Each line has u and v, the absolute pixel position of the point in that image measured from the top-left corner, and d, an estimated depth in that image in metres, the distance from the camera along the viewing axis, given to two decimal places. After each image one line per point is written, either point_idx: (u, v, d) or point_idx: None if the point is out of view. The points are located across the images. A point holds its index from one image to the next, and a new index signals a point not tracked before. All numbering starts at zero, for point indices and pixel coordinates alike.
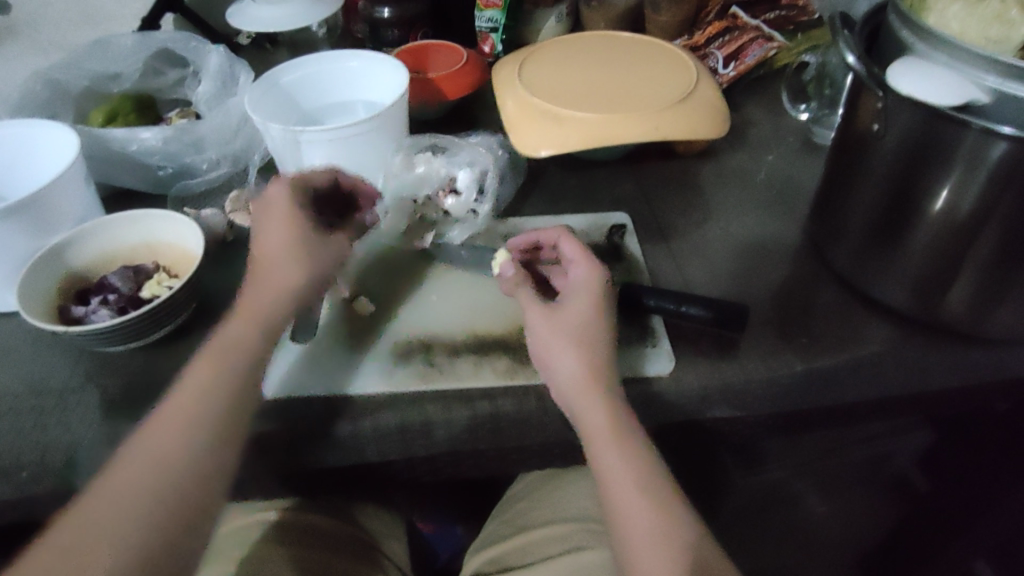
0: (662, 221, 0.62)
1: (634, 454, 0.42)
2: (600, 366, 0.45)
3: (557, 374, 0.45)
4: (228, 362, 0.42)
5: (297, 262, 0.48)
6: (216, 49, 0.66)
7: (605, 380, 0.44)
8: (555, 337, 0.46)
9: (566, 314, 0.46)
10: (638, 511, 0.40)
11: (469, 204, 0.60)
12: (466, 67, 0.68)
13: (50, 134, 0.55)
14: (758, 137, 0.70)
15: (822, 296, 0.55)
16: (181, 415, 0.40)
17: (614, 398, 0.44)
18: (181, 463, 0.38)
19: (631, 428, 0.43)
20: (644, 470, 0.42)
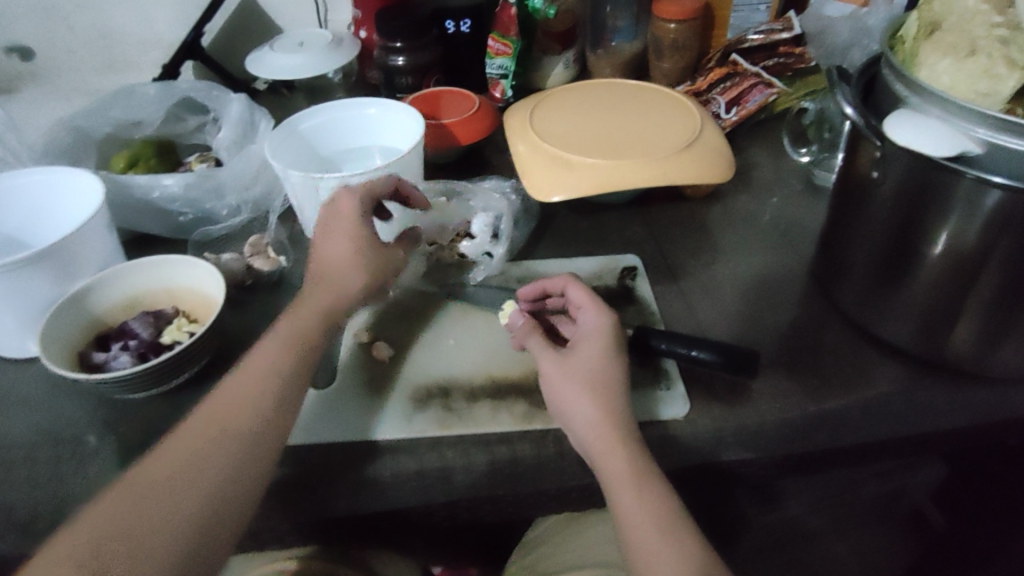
0: (672, 263, 0.63)
1: (653, 495, 0.42)
2: (613, 408, 0.45)
3: (572, 416, 0.46)
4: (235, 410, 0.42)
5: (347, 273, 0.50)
6: (236, 97, 0.67)
7: (619, 420, 0.45)
8: (567, 381, 0.47)
9: (578, 358, 0.47)
10: (659, 554, 0.41)
11: (484, 246, 0.61)
12: (478, 113, 0.69)
13: (73, 182, 0.57)
14: (762, 180, 0.72)
15: (831, 337, 0.56)
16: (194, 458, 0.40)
17: (630, 440, 0.44)
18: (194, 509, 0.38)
19: (648, 467, 0.43)
20: (664, 512, 0.42)
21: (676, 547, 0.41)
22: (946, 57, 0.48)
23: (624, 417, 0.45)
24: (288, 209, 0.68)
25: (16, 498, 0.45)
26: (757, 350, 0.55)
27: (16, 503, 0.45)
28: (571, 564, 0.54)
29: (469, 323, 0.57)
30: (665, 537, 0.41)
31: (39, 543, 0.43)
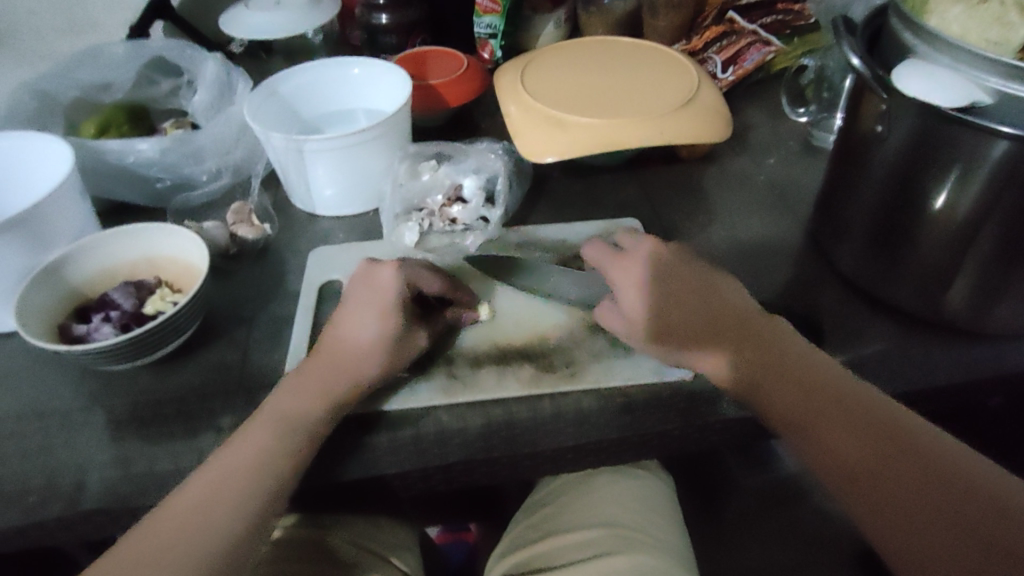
0: (668, 224, 0.62)
1: (781, 373, 0.44)
2: (686, 318, 0.48)
3: (639, 334, 0.48)
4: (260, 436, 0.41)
5: (369, 357, 0.45)
6: (212, 56, 0.64)
7: (717, 321, 0.47)
8: (634, 296, 0.49)
9: (635, 275, 0.50)
10: (845, 418, 0.41)
11: (479, 210, 0.59)
12: (467, 73, 0.67)
13: (45, 147, 0.54)
14: (758, 139, 0.70)
15: (826, 296, 0.55)
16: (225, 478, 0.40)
17: (715, 338, 0.47)
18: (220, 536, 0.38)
19: (760, 341, 0.46)
20: (819, 382, 0.43)
21: (854, 411, 0.41)
22: (957, 4, 0.47)
23: (714, 307, 0.48)
24: (272, 174, 0.66)
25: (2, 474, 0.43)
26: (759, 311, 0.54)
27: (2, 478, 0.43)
28: (572, 528, 0.53)
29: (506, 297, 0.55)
30: (854, 408, 0.41)
31: (26, 518, 0.41)
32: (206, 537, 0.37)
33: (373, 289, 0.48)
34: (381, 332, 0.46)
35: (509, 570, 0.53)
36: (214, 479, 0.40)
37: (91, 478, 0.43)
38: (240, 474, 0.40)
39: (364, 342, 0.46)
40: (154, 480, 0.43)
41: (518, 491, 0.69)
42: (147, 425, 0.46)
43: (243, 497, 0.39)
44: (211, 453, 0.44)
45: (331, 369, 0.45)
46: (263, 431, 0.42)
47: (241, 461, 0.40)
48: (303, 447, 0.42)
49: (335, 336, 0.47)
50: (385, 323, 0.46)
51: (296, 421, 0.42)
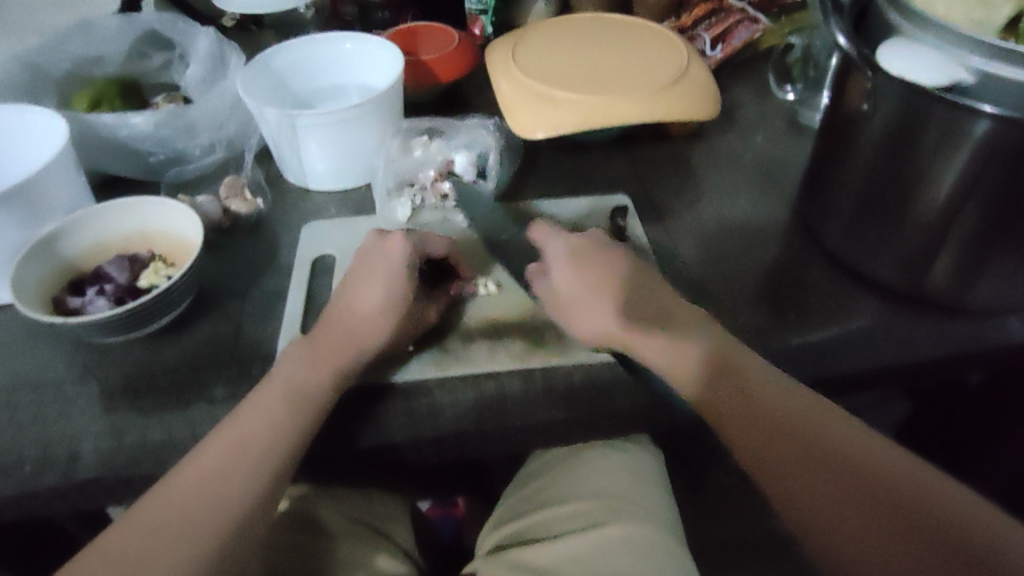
0: (658, 202, 0.62)
1: (740, 393, 0.44)
2: (636, 314, 0.47)
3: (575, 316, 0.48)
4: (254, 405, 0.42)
5: (383, 325, 0.46)
6: (205, 31, 0.64)
7: (645, 302, 0.48)
8: (579, 287, 0.49)
9: (584, 271, 0.49)
10: (794, 451, 0.42)
11: (469, 185, 0.60)
12: (457, 49, 0.67)
13: (38, 121, 0.54)
14: (747, 118, 0.71)
15: (812, 273, 0.56)
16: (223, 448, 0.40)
17: (667, 332, 0.46)
18: None
19: (710, 351, 0.45)
20: (771, 407, 0.43)
21: (814, 441, 0.42)
22: None
23: (665, 317, 0.47)
24: (263, 150, 0.66)
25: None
26: (742, 287, 0.55)
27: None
28: (563, 499, 0.55)
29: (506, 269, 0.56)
30: (803, 440, 0.42)
31: (23, 486, 0.43)
32: (216, 510, 0.39)
33: (384, 258, 0.49)
34: (390, 301, 0.47)
35: (502, 540, 0.54)
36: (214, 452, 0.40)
37: (87, 447, 0.44)
38: (243, 450, 0.41)
39: (374, 312, 0.47)
40: (150, 448, 0.44)
41: (506, 463, 0.70)
42: (142, 396, 0.47)
43: None
44: (205, 424, 0.45)
45: (337, 343, 0.46)
46: (271, 404, 0.43)
47: (248, 437, 0.42)
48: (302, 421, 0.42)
49: (345, 310, 0.47)
50: (394, 291, 0.47)
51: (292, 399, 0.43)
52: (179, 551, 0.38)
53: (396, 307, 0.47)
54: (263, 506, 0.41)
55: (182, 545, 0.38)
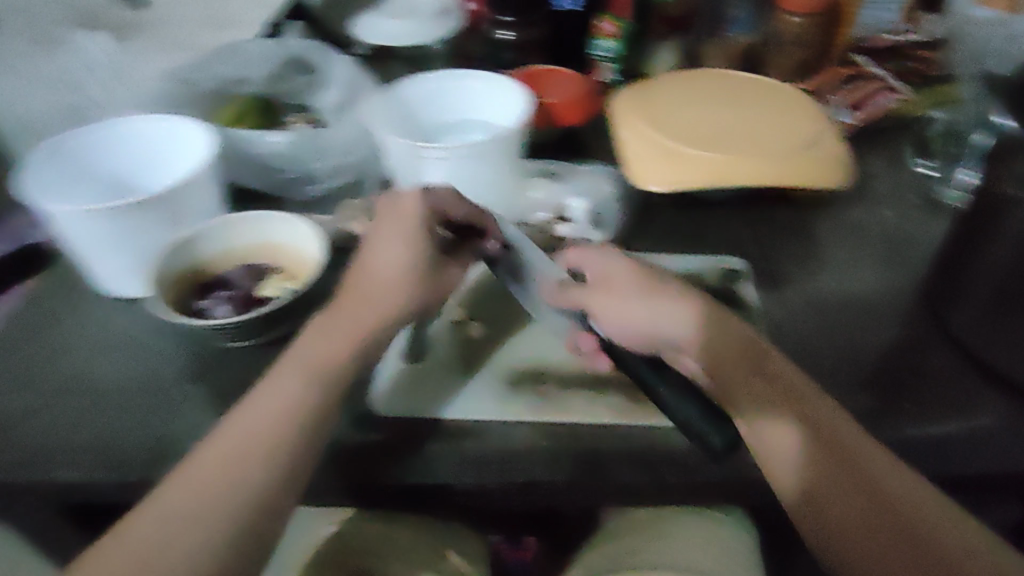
0: (774, 269, 0.60)
1: (843, 459, 0.39)
2: (736, 372, 0.43)
3: (614, 317, 0.47)
4: (274, 396, 0.42)
5: (409, 284, 0.49)
6: (345, 59, 0.69)
7: (737, 360, 0.44)
8: (640, 322, 0.46)
9: (625, 279, 0.48)
10: (896, 544, 0.37)
11: (583, 230, 0.61)
12: (585, 95, 0.70)
13: (187, 133, 0.58)
14: (881, 190, 0.66)
15: (933, 361, 0.52)
16: (245, 443, 0.40)
17: (771, 410, 0.41)
18: (224, 495, 0.38)
19: (823, 424, 0.41)
20: (862, 470, 0.39)
21: (899, 511, 0.38)
22: None
23: (781, 402, 0.42)
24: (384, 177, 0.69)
25: (113, 434, 0.47)
26: (858, 364, 0.52)
27: (115, 435, 0.46)
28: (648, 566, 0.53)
29: None
30: (904, 529, 0.37)
31: (127, 481, 0.44)
32: (239, 492, 0.38)
33: (395, 215, 0.52)
34: (409, 263, 0.50)
35: None
36: (229, 450, 0.39)
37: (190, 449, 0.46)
38: (256, 444, 0.40)
39: (394, 271, 0.49)
40: None
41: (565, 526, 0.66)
42: None
43: (255, 473, 0.39)
44: None
45: (352, 315, 0.47)
46: (290, 384, 0.43)
47: (258, 416, 0.41)
48: (317, 422, 0.42)
49: (365, 271, 0.50)
50: (412, 249, 0.50)
51: (305, 392, 0.43)
52: (199, 538, 0.36)
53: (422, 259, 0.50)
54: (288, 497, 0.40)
55: (199, 537, 0.36)
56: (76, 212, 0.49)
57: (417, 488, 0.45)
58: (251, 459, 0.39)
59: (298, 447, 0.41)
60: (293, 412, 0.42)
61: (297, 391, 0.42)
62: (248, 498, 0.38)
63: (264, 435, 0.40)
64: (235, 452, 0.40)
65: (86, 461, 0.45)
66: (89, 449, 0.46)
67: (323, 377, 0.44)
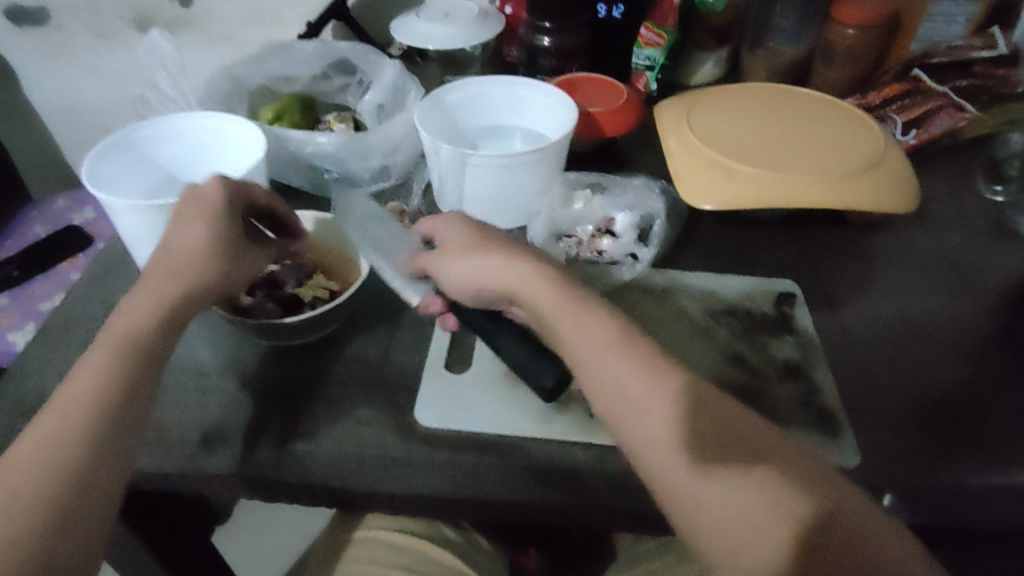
0: (829, 290, 0.57)
1: (836, 526, 0.34)
2: (675, 417, 0.37)
3: (458, 277, 0.45)
4: (112, 362, 0.40)
5: (195, 261, 0.45)
6: (392, 62, 0.66)
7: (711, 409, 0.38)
8: (594, 358, 0.40)
9: (490, 253, 0.44)
10: None
11: (629, 246, 0.57)
12: (628, 105, 0.65)
13: (239, 130, 0.56)
14: (939, 214, 0.63)
15: (1007, 402, 0.47)
16: (70, 407, 0.39)
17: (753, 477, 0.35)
18: (59, 458, 0.37)
19: (800, 482, 0.35)
20: (852, 546, 0.33)
21: None
22: None
23: (744, 460, 0.36)
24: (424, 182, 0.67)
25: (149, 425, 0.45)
26: (925, 395, 0.48)
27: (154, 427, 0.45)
28: None
29: (659, 338, 0.52)
30: None
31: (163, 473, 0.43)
32: (60, 464, 0.37)
33: (196, 197, 0.46)
34: (210, 234, 0.45)
35: None
36: (60, 414, 0.38)
37: (227, 447, 0.44)
38: (75, 408, 0.39)
39: (191, 249, 0.45)
40: (283, 459, 0.44)
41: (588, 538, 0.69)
42: (282, 405, 0.46)
43: (75, 434, 0.38)
44: (336, 447, 0.44)
45: (155, 288, 0.44)
46: (96, 361, 0.40)
47: (76, 391, 0.39)
48: (123, 378, 0.40)
49: (165, 247, 0.46)
50: (211, 224, 0.45)
51: (127, 350, 0.41)
52: (19, 506, 0.35)
53: (209, 232, 0.45)
54: (125, 454, 0.39)
55: (29, 500, 0.35)
56: (132, 207, 0.48)
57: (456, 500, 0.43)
58: (61, 420, 0.38)
59: (110, 402, 0.39)
60: (107, 374, 0.40)
61: (109, 364, 0.40)
62: (86, 463, 0.37)
63: (89, 394, 0.39)
64: (52, 419, 0.38)
65: None
66: None
67: (128, 350, 0.41)
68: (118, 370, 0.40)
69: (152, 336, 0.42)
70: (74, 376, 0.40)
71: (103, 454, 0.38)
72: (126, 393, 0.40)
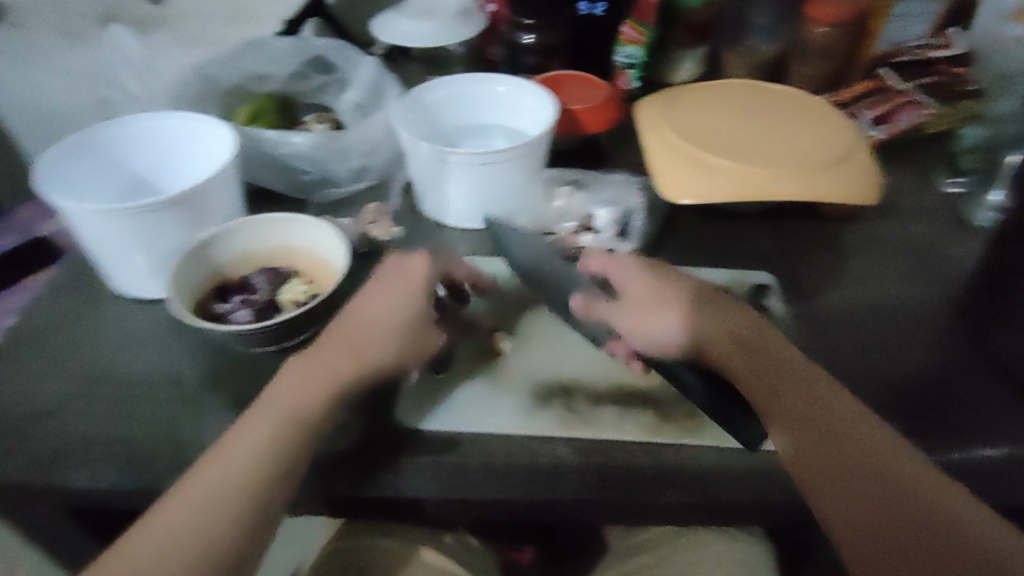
0: (802, 282, 0.58)
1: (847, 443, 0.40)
2: (735, 370, 0.45)
3: (636, 330, 0.48)
4: (277, 440, 0.41)
5: (394, 335, 0.47)
6: (369, 60, 0.66)
7: (749, 354, 0.46)
8: (706, 338, 0.47)
9: (666, 308, 0.49)
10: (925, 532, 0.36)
11: (607, 242, 0.59)
12: (609, 103, 0.67)
13: (207, 132, 0.57)
14: (907, 207, 0.65)
15: (970, 386, 0.49)
16: (219, 479, 0.39)
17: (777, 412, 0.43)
18: (216, 534, 0.38)
19: (824, 411, 0.42)
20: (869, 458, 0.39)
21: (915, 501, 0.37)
22: None
23: (775, 389, 0.44)
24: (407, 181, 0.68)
25: (137, 437, 0.46)
26: (892, 381, 0.50)
27: (138, 440, 0.45)
28: None
29: None
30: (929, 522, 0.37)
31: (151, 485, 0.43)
32: (213, 530, 0.38)
33: (397, 271, 0.51)
34: (408, 307, 0.49)
35: None
36: (207, 485, 0.39)
37: None
38: (230, 483, 0.39)
39: (380, 318, 0.48)
40: None
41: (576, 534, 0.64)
42: None
43: (235, 513, 0.38)
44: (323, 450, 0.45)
45: (329, 364, 0.45)
46: (261, 434, 0.41)
47: (234, 463, 0.40)
48: (284, 453, 0.41)
49: (348, 316, 0.49)
50: (398, 294, 0.49)
51: (299, 419, 0.42)
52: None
53: (399, 303, 0.49)
54: (269, 525, 0.39)
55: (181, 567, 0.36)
56: (100, 212, 0.48)
57: (440, 502, 0.43)
58: (223, 500, 0.38)
59: (276, 477, 0.40)
60: (261, 447, 0.41)
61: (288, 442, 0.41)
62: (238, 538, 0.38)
63: (232, 468, 0.40)
64: (209, 497, 0.38)
65: (111, 464, 0.44)
66: (111, 454, 0.45)
67: (293, 427, 0.42)
68: (281, 445, 0.41)
69: (300, 400, 0.43)
70: (226, 453, 0.41)
71: (246, 527, 0.38)
72: (284, 467, 0.41)
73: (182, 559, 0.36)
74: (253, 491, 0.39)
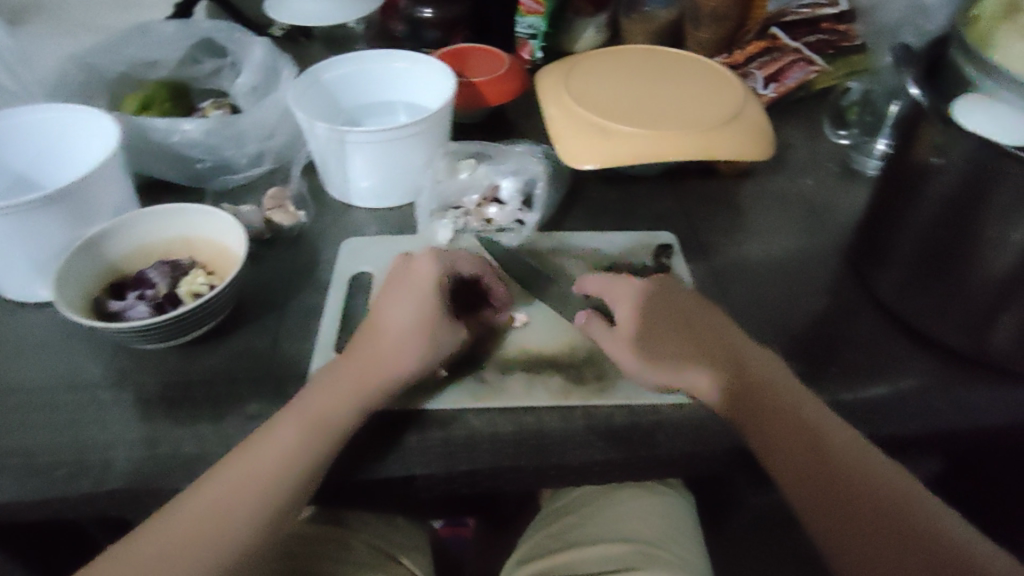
0: (703, 240, 0.60)
1: (766, 394, 0.45)
2: (669, 342, 0.48)
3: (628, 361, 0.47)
4: (300, 449, 0.41)
5: (423, 345, 0.46)
6: (261, 41, 0.64)
7: (685, 317, 0.49)
8: (660, 315, 0.49)
9: (661, 338, 0.48)
10: (854, 496, 0.40)
11: (515, 213, 0.59)
12: (508, 73, 0.67)
13: (91, 122, 0.54)
14: (796, 161, 0.68)
15: (858, 326, 0.53)
16: (242, 484, 0.40)
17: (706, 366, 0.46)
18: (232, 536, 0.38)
19: (740, 373, 0.46)
20: (800, 427, 0.43)
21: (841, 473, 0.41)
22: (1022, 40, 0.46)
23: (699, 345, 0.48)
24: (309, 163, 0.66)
25: (34, 444, 0.44)
26: (788, 329, 0.53)
27: (36, 449, 0.44)
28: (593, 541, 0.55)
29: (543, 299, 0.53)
30: (847, 486, 0.41)
31: (53, 493, 0.42)
32: (239, 535, 0.39)
33: (410, 278, 0.48)
34: (422, 315, 0.46)
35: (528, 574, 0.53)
36: (229, 484, 0.40)
37: (119, 456, 0.43)
38: (250, 486, 0.40)
39: (407, 328, 0.46)
40: (180, 459, 0.43)
41: (514, 504, 0.71)
42: (176, 407, 0.46)
43: (254, 511, 0.39)
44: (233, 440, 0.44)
45: (360, 372, 0.44)
46: (287, 435, 0.42)
47: (266, 463, 0.40)
48: (306, 456, 0.41)
49: (374, 326, 0.47)
50: (423, 306, 0.47)
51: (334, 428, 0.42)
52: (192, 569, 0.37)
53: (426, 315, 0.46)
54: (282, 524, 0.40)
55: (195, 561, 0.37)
56: None
57: (358, 486, 0.44)
58: (244, 497, 0.39)
59: (303, 479, 0.41)
60: (285, 452, 0.41)
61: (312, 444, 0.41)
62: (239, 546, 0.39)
63: (255, 469, 0.40)
64: (233, 498, 0.39)
65: (7, 474, 0.42)
66: (8, 465, 0.43)
67: (322, 432, 0.42)
68: (315, 447, 0.41)
69: (331, 406, 0.43)
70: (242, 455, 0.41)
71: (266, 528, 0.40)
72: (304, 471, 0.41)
73: (210, 548, 0.38)
74: (283, 492, 0.40)
